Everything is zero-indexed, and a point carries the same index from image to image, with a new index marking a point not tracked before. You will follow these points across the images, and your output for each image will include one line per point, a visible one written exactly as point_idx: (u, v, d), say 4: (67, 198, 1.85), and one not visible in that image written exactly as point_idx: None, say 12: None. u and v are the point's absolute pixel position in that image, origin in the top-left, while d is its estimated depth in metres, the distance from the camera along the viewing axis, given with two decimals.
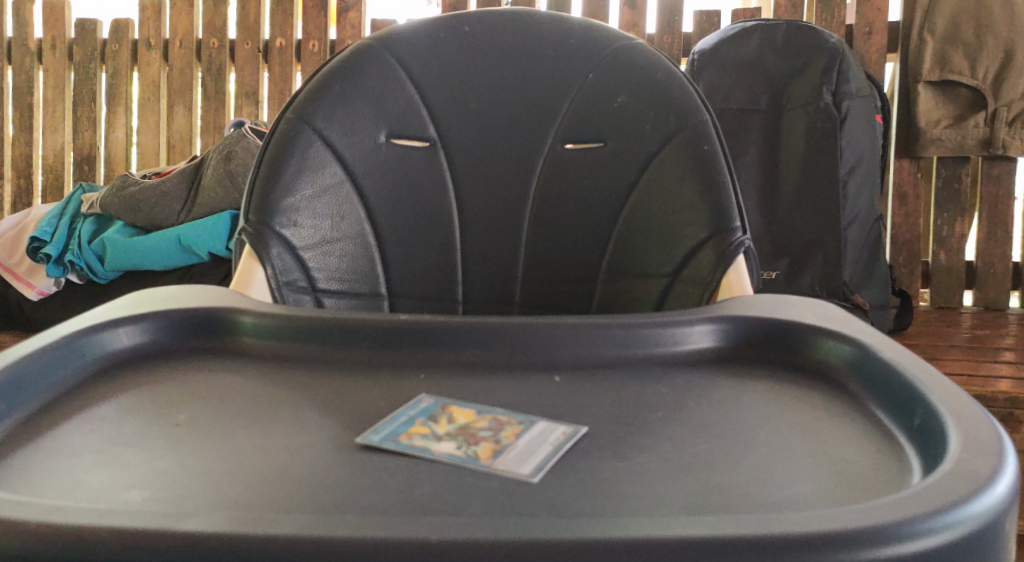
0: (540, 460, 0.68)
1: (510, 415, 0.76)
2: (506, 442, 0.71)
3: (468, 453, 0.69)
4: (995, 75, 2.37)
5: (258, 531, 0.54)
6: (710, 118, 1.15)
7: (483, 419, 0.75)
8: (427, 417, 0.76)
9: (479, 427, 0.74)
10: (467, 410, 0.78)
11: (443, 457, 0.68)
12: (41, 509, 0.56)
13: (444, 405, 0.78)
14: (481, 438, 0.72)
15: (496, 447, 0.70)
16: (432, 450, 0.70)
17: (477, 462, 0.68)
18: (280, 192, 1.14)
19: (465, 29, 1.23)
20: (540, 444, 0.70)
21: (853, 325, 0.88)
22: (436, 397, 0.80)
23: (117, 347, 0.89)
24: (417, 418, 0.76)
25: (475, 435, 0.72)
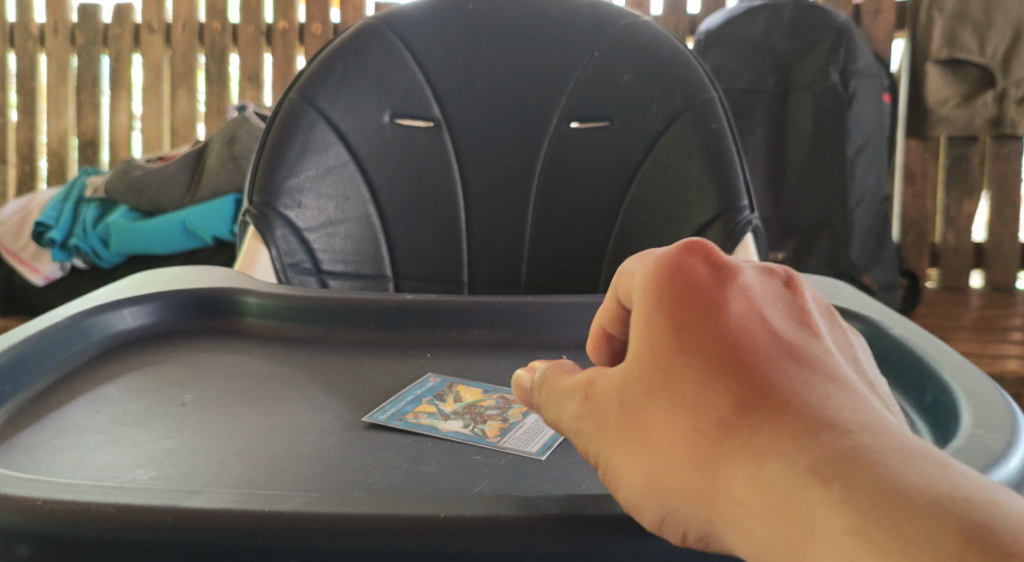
0: (548, 437, 0.67)
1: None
2: (513, 420, 0.70)
3: (476, 431, 0.69)
4: (1005, 54, 2.32)
5: (266, 509, 0.53)
6: (717, 95, 1.14)
7: (490, 398, 0.75)
8: (433, 397, 0.76)
9: (485, 405, 0.73)
10: (474, 389, 0.77)
11: (449, 435, 0.68)
12: (51, 488, 0.56)
13: (450, 385, 0.78)
14: (488, 416, 0.71)
15: (503, 426, 0.69)
16: (440, 428, 0.69)
17: (486, 440, 0.67)
18: (284, 172, 1.13)
19: (469, 7, 1.22)
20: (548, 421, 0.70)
21: (860, 302, 0.88)
22: (442, 376, 0.80)
23: (123, 327, 0.88)
24: (424, 397, 0.75)
25: (481, 413, 0.72)
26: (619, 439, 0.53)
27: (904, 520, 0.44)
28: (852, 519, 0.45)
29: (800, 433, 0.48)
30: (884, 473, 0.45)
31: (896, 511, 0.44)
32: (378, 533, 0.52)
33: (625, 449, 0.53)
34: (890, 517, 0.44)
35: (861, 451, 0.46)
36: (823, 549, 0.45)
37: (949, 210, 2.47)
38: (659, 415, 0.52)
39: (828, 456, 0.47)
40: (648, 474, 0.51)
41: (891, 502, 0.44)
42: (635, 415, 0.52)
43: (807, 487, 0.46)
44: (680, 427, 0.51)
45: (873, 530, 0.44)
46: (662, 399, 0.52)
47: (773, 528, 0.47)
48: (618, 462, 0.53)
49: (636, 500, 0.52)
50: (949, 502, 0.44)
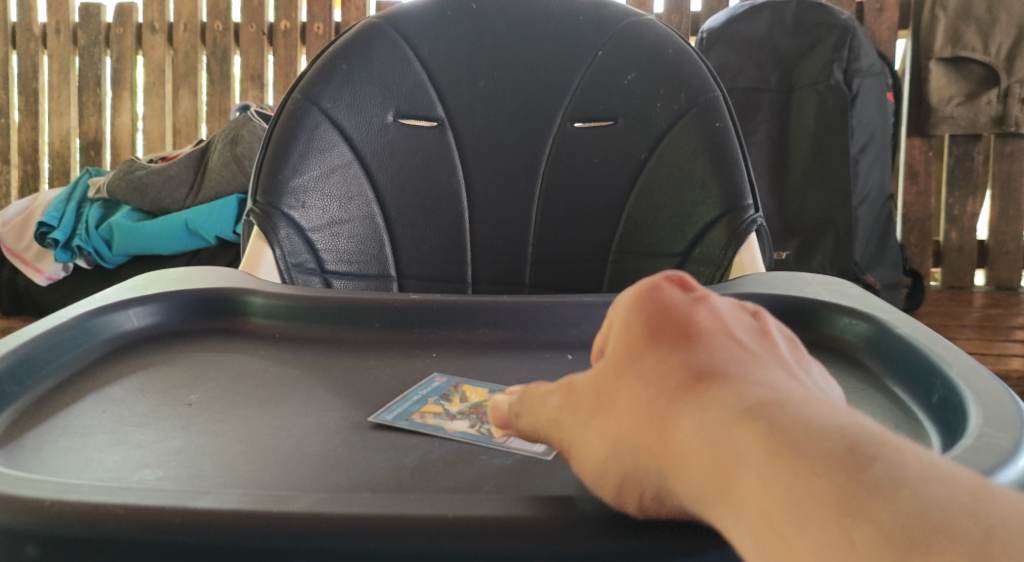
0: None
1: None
2: None
3: (482, 431, 0.69)
4: (1008, 51, 2.32)
5: (273, 510, 0.53)
6: (722, 94, 1.14)
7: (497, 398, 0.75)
8: (439, 396, 0.76)
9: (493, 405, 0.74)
10: (480, 388, 0.77)
11: (456, 435, 0.68)
12: (59, 489, 0.56)
13: (456, 385, 0.78)
14: None
15: None
16: (446, 428, 0.69)
17: (493, 440, 0.67)
18: (288, 172, 1.13)
19: (473, 6, 1.22)
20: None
21: (868, 301, 0.87)
22: (449, 376, 0.80)
23: (128, 327, 0.88)
24: (431, 398, 0.75)
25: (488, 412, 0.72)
26: (588, 420, 0.56)
27: (815, 448, 0.45)
28: (769, 449, 0.47)
29: (738, 389, 0.51)
30: (801, 414, 0.47)
31: (810, 443, 0.46)
32: (390, 534, 0.52)
33: (593, 429, 0.56)
34: (802, 447, 0.46)
35: (789, 400, 0.49)
36: (746, 484, 0.47)
37: (952, 208, 2.47)
38: (622, 392, 0.55)
39: (756, 403, 0.49)
40: (610, 445, 0.54)
41: (806, 433, 0.46)
42: (604, 396, 0.56)
43: (733, 429, 0.49)
44: (639, 396, 0.54)
45: (789, 458, 0.46)
46: (628, 377, 0.55)
47: (706, 471, 0.49)
48: (587, 438, 0.56)
49: (601, 471, 0.54)
50: (860, 436, 0.45)
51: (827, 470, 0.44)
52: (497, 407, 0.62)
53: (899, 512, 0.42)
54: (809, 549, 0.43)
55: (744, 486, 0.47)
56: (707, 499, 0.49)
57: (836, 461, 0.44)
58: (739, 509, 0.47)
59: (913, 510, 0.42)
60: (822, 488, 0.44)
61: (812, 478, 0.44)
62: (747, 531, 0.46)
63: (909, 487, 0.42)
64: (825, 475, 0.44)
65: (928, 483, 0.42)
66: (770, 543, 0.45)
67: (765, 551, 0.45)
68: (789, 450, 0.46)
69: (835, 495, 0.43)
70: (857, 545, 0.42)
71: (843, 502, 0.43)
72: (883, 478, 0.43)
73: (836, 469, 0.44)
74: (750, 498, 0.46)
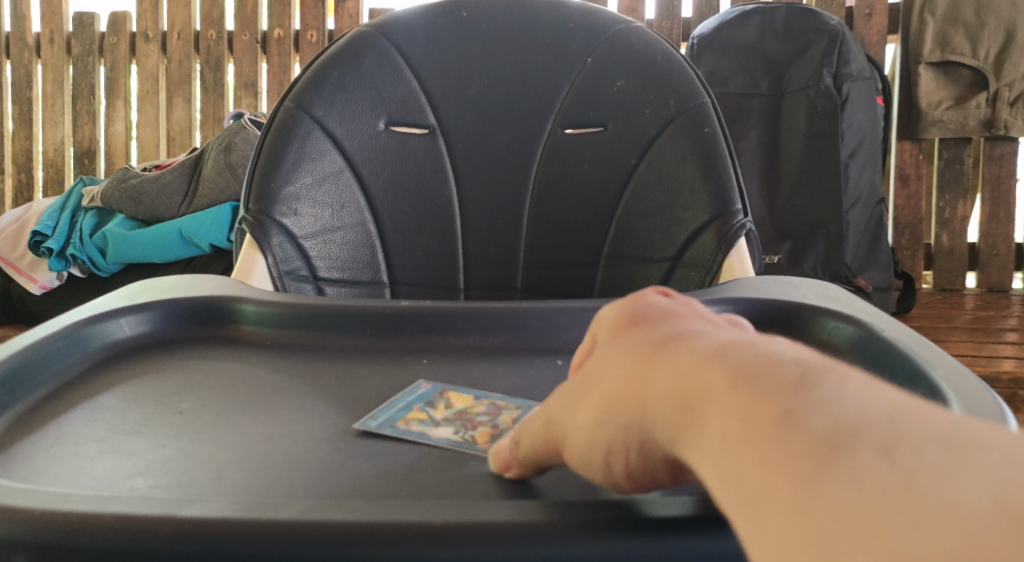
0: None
1: (508, 400, 0.77)
2: (503, 427, 0.72)
3: (465, 438, 0.70)
4: (996, 56, 2.34)
5: (262, 516, 0.55)
6: (710, 100, 1.15)
7: (481, 405, 0.76)
8: (424, 403, 0.76)
9: (476, 412, 0.75)
10: (465, 394, 0.78)
11: (440, 442, 0.69)
12: (49, 498, 0.57)
13: (441, 391, 0.79)
14: (478, 423, 0.73)
15: (493, 432, 0.71)
16: (430, 434, 0.70)
17: (475, 446, 0.68)
18: (279, 180, 1.13)
19: (462, 15, 1.23)
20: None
21: (855, 305, 0.88)
22: (435, 382, 0.81)
23: (120, 337, 0.89)
24: (415, 405, 0.76)
25: (472, 419, 0.73)
26: (579, 400, 0.58)
27: (765, 374, 0.46)
28: (723, 382, 0.48)
29: (700, 338, 0.52)
30: (755, 348, 0.48)
31: (765, 370, 0.46)
32: (379, 539, 0.54)
33: (583, 402, 0.57)
34: (751, 375, 0.47)
35: (746, 340, 0.50)
36: (709, 418, 0.47)
37: (942, 211, 2.48)
38: (607, 363, 0.57)
39: (715, 345, 0.50)
40: (593, 415, 0.56)
41: (756, 361, 0.47)
42: (591, 373, 0.58)
43: (692, 371, 0.50)
44: (620, 360, 0.56)
45: (739, 388, 0.47)
46: (614, 350, 0.57)
47: (669, 411, 0.50)
48: (578, 416, 0.57)
49: (590, 446, 0.56)
50: (804, 362, 0.46)
51: (772, 392, 0.45)
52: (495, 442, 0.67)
53: (828, 422, 0.43)
54: (756, 467, 0.44)
55: (700, 418, 0.48)
56: (672, 441, 0.49)
57: (782, 384, 0.45)
58: (697, 442, 0.47)
59: (842, 420, 0.43)
60: (767, 409, 0.45)
61: (759, 399, 0.45)
62: (703, 462, 0.47)
63: (844, 399, 0.44)
64: (771, 396, 0.45)
65: (861, 395, 0.44)
66: (723, 466, 0.45)
67: (724, 481, 0.45)
68: (738, 380, 0.47)
69: (779, 413, 0.44)
70: (794, 455, 0.43)
71: (783, 419, 0.44)
72: (822, 397, 0.44)
73: (781, 391, 0.45)
74: (707, 431, 0.47)
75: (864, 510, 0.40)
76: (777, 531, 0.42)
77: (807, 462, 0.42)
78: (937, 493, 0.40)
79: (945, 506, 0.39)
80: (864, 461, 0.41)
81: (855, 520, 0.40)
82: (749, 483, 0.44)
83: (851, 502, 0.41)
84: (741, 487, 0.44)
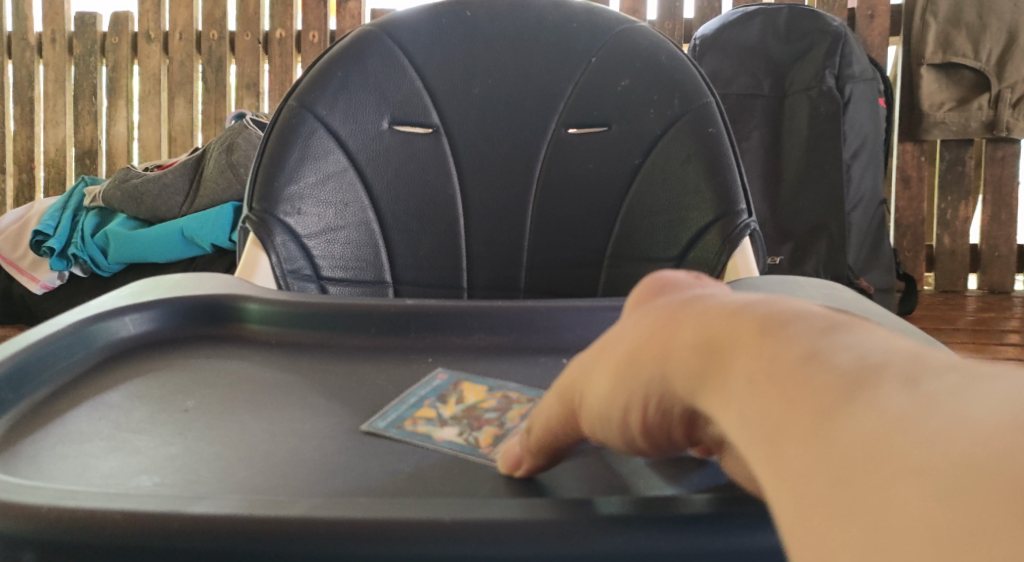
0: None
1: (523, 391, 0.79)
2: (510, 426, 0.72)
3: (470, 440, 0.70)
4: (998, 58, 2.33)
5: (272, 513, 0.55)
6: (714, 100, 1.15)
7: (493, 398, 0.77)
8: (437, 397, 0.77)
9: (486, 407, 0.75)
10: (478, 386, 0.79)
11: (443, 444, 0.69)
12: (54, 494, 0.57)
13: (456, 383, 0.80)
14: (485, 421, 0.73)
15: (498, 434, 0.71)
16: (434, 437, 0.70)
17: (478, 450, 0.68)
18: (283, 178, 1.14)
19: (467, 13, 1.23)
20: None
21: (861, 304, 0.88)
22: (451, 373, 0.82)
23: (124, 334, 0.88)
24: (427, 401, 0.77)
25: (480, 417, 0.74)
26: (585, 362, 0.59)
27: (788, 324, 0.49)
28: (747, 333, 0.49)
29: (718, 299, 0.54)
30: (776, 303, 0.51)
31: (785, 322, 0.49)
32: (390, 536, 0.55)
33: (591, 362, 0.59)
34: (773, 326, 0.49)
35: (767, 300, 0.52)
36: (730, 363, 0.49)
37: (944, 213, 2.49)
38: (619, 327, 0.59)
39: (736, 302, 0.52)
40: (600, 370, 0.57)
41: (781, 316, 0.49)
42: (600, 338, 0.60)
43: (712, 322, 0.52)
44: (633, 321, 0.58)
45: (762, 335, 0.49)
46: (626, 317, 0.59)
47: (686, 360, 0.51)
48: (585, 375, 0.58)
49: (598, 403, 0.56)
50: (826, 317, 0.49)
51: (798, 340, 0.47)
52: (506, 451, 0.65)
53: (853, 361, 0.45)
54: (784, 407, 0.45)
55: (723, 368, 0.49)
56: (690, 389, 0.51)
57: (806, 333, 0.48)
58: (720, 392, 0.49)
59: (867, 359, 0.45)
60: (792, 353, 0.47)
61: (784, 346, 0.47)
62: (725, 407, 0.48)
63: (868, 344, 0.46)
64: (796, 341, 0.47)
65: (883, 342, 0.46)
66: (748, 411, 0.47)
67: (745, 421, 0.47)
68: (761, 329, 0.49)
69: (804, 356, 0.46)
70: (819, 393, 0.45)
71: (808, 362, 0.46)
72: (846, 342, 0.46)
73: (806, 339, 0.47)
74: (730, 375, 0.49)
75: (886, 432, 0.41)
76: (805, 461, 0.43)
77: (831, 399, 0.44)
78: (961, 412, 0.40)
79: (966, 420, 0.40)
80: (890, 392, 0.43)
81: (877, 444, 0.41)
82: (776, 422, 0.45)
83: (876, 428, 0.42)
84: (764, 427, 0.46)
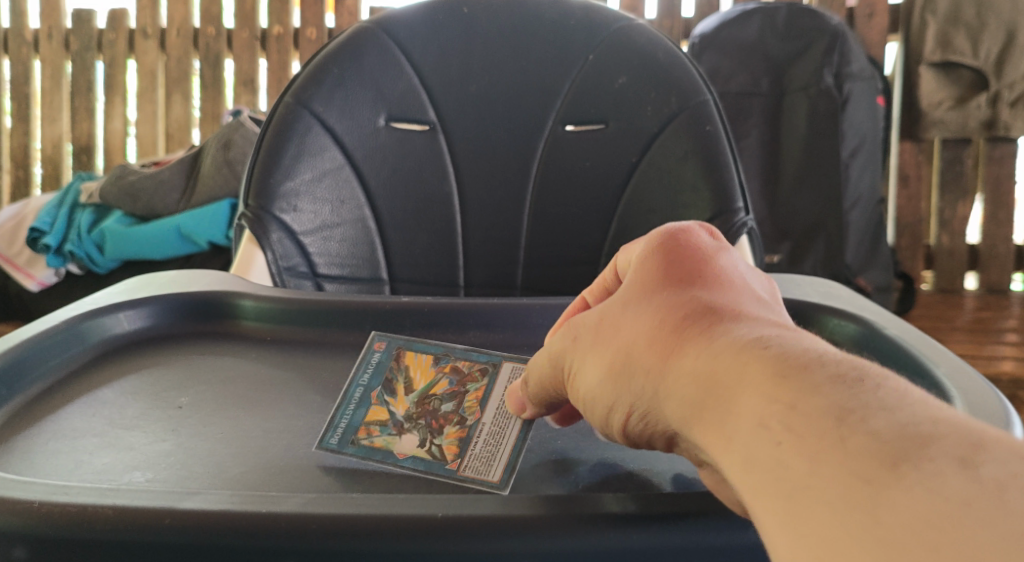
0: (509, 454, 0.69)
1: (470, 357, 0.77)
2: (470, 424, 0.72)
3: (433, 452, 0.70)
4: (997, 57, 2.30)
5: (262, 510, 0.58)
6: (711, 98, 1.15)
7: (442, 378, 0.76)
8: (382, 388, 0.75)
9: (439, 396, 0.74)
10: (422, 356, 0.77)
11: (408, 464, 0.69)
12: (45, 490, 0.59)
13: (398, 354, 0.78)
14: (443, 420, 0.72)
15: (460, 436, 0.71)
16: (396, 453, 0.70)
17: (446, 469, 0.68)
18: (279, 175, 1.13)
19: (464, 10, 1.22)
20: (508, 417, 0.72)
21: (858, 302, 0.88)
22: (388, 339, 0.79)
23: (119, 331, 0.88)
24: (374, 394, 0.75)
25: (437, 412, 0.73)
26: (588, 346, 0.63)
27: (815, 371, 0.53)
28: (769, 374, 0.53)
29: (739, 323, 0.57)
30: (802, 344, 0.55)
31: (814, 368, 0.53)
32: (379, 532, 0.57)
33: (594, 355, 0.62)
34: (798, 368, 0.53)
35: (785, 335, 0.56)
36: (747, 399, 0.53)
37: (942, 212, 2.48)
38: (628, 322, 0.61)
39: (760, 336, 0.56)
40: (604, 369, 0.61)
41: (804, 358, 0.53)
42: (607, 325, 0.62)
43: (733, 353, 0.55)
44: (644, 322, 0.60)
45: (790, 379, 0.53)
46: (637, 308, 0.62)
47: (699, 387, 0.55)
48: (586, 362, 0.63)
49: (597, 399, 0.62)
50: (853, 365, 0.53)
51: (824, 392, 0.52)
52: (511, 394, 0.71)
53: (891, 428, 0.49)
54: (799, 456, 0.50)
55: (737, 402, 0.54)
56: (697, 413, 0.55)
57: (835, 384, 0.52)
58: (730, 425, 0.53)
59: (910, 427, 0.49)
60: (823, 406, 0.51)
61: (811, 394, 0.52)
62: (737, 440, 0.53)
63: (905, 408, 0.50)
64: (825, 393, 0.52)
65: (919, 405, 0.50)
66: (758, 451, 0.52)
67: (758, 458, 0.52)
68: (786, 371, 0.53)
69: (834, 408, 0.51)
70: (852, 455, 0.49)
71: (837, 417, 0.50)
72: (880, 402, 0.51)
73: (830, 392, 0.51)
74: (745, 411, 0.53)
75: (933, 512, 0.47)
76: (817, 513, 0.49)
77: (869, 466, 0.49)
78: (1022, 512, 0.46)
79: (1015, 517, 0.46)
80: (939, 471, 0.48)
81: (923, 525, 0.47)
82: (791, 471, 0.51)
83: (920, 505, 0.47)
84: (778, 468, 0.51)
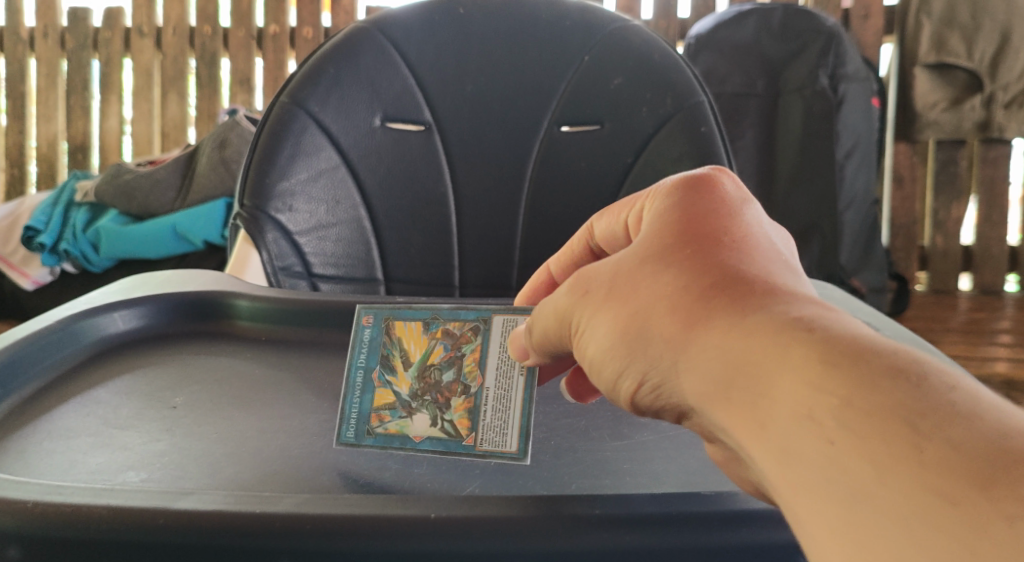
0: (519, 418, 0.69)
1: (460, 315, 0.74)
2: (475, 390, 0.71)
3: (447, 430, 0.71)
4: (992, 58, 2.32)
5: (256, 510, 0.58)
6: (706, 99, 1.15)
7: (437, 343, 0.73)
8: (382, 365, 0.73)
9: (438, 367, 0.73)
10: (411, 324, 0.74)
11: (427, 446, 0.70)
12: (41, 490, 0.60)
13: (388, 326, 0.74)
14: (447, 391, 0.72)
15: (468, 405, 0.71)
16: (412, 436, 0.71)
17: (464, 447, 0.70)
18: (275, 175, 1.13)
19: (460, 11, 1.21)
20: (510, 375, 0.71)
21: (851, 303, 0.88)
22: (375, 311, 0.75)
23: (113, 331, 0.88)
24: (375, 375, 0.73)
25: (440, 385, 0.72)
26: (600, 306, 0.63)
27: (871, 364, 0.52)
28: (819, 363, 0.53)
29: (774, 299, 0.57)
30: (852, 331, 0.54)
31: (868, 360, 0.53)
32: (370, 531, 0.58)
33: (608, 318, 0.62)
34: (850, 359, 0.53)
35: (827, 316, 0.56)
36: (788, 386, 0.54)
37: (937, 213, 2.48)
38: (645, 285, 0.61)
39: (801, 317, 0.56)
40: (616, 332, 0.62)
41: (854, 347, 0.53)
42: (624, 286, 0.62)
43: (772, 336, 0.55)
44: (663, 287, 0.60)
45: (840, 369, 0.53)
46: (655, 270, 0.61)
47: (730, 365, 0.56)
48: (595, 320, 0.63)
49: (608, 363, 0.62)
50: (911, 358, 0.53)
51: (883, 386, 0.52)
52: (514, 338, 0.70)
53: (972, 439, 0.49)
54: (854, 456, 0.51)
55: (775, 385, 0.54)
56: (725, 391, 0.56)
57: (891, 379, 0.52)
58: (771, 414, 0.54)
59: (993, 441, 0.49)
60: (883, 405, 0.51)
61: (869, 391, 0.52)
62: (783, 432, 0.53)
63: (980, 416, 0.50)
64: (884, 390, 0.51)
65: (997, 413, 0.50)
66: (808, 445, 0.52)
67: (805, 452, 0.52)
68: (837, 362, 0.53)
69: (897, 410, 0.51)
70: (927, 464, 0.49)
71: (905, 422, 0.50)
72: (952, 407, 0.50)
73: (891, 387, 0.51)
74: (789, 400, 0.53)
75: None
76: (880, 525, 0.49)
77: (952, 482, 0.49)
78: None
79: None
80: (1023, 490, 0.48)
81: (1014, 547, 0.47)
82: (845, 471, 0.51)
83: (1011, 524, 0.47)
84: (831, 467, 0.51)
